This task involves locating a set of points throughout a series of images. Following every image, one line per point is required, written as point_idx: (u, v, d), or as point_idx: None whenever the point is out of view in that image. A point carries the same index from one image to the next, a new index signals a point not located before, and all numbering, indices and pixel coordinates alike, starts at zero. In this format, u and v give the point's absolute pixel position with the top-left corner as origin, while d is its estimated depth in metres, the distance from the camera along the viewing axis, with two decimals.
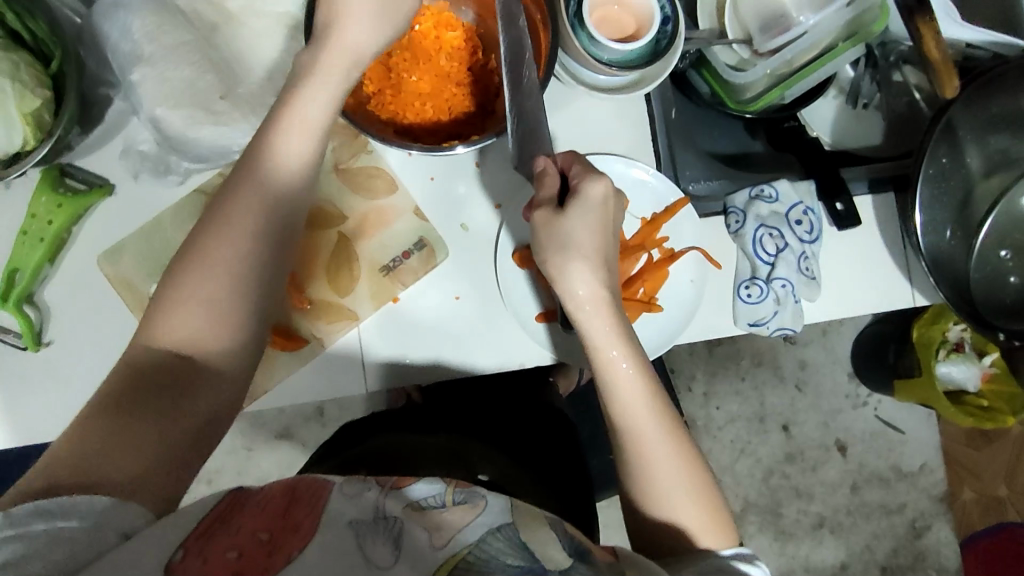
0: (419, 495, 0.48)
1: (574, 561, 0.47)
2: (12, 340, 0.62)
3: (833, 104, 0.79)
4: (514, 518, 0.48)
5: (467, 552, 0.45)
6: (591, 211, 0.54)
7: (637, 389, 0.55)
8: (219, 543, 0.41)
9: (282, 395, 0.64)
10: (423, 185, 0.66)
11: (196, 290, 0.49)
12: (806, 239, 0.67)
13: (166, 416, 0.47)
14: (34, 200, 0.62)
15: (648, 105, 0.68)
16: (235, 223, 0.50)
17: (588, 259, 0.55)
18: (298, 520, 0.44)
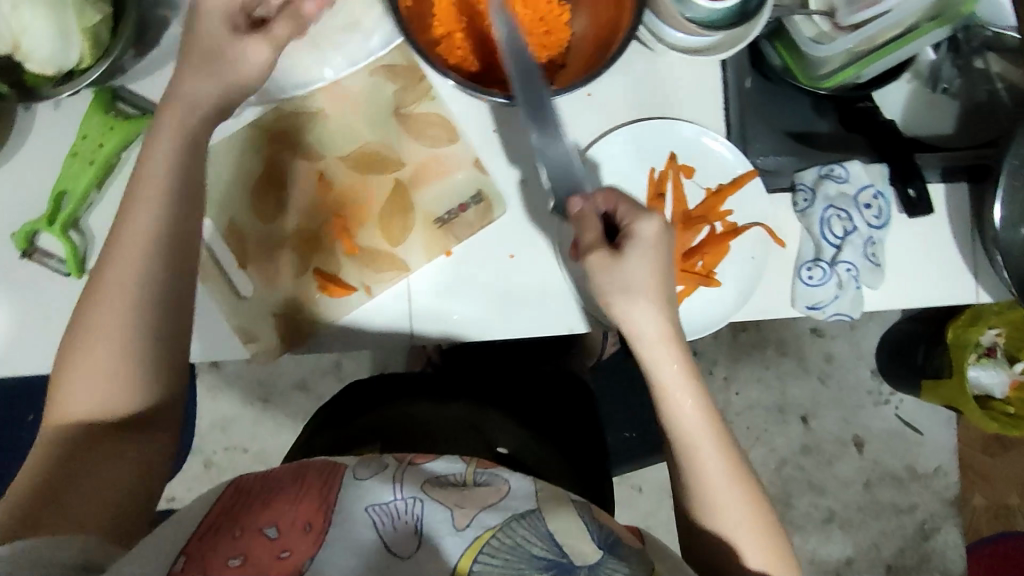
0: (439, 472, 0.49)
1: (605, 555, 0.45)
2: (55, 265, 0.60)
3: (907, 87, 0.75)
4: (541, 504, 0.47)
5: (490, 537, 0.44)
6: (645, 248, 0.53)
7: (700, 424, 0.54)
8: (220, 550, 0.42)
9: (330, 342, 0.63)
10: (485, 137, 0.64)
11: (96, 379, 0.48)
12: (874, 225, 0.65)
13: (100, 465, 0.48)
14: (86, 121, 0.60)
15: (722, 71, 0.65)
16: (111, 314, 0.48)
17: (651, 298, 0.54)
18: (303, 518, 0.43)
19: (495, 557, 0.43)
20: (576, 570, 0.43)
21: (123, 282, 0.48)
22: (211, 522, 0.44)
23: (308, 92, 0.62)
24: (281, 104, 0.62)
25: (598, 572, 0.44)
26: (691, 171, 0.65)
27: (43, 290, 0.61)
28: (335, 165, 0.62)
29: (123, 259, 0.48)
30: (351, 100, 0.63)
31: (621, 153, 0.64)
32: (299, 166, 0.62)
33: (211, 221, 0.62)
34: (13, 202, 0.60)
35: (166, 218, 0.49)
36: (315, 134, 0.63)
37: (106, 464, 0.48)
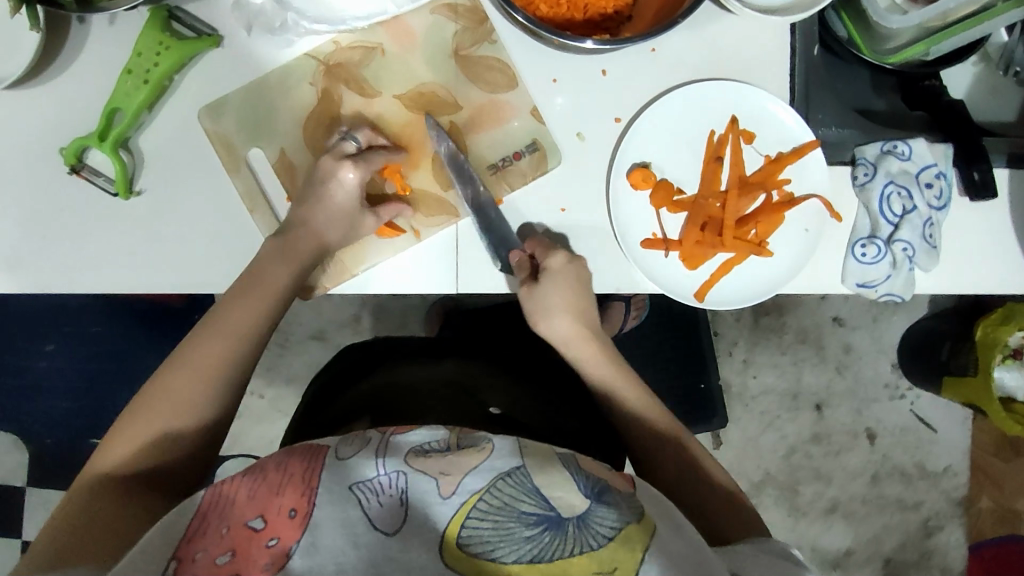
0: (421, 442, 0.48)
1: (594, 502, 0.44)
2: (103, 184, 0.59)
3: (970, 70, 0.74)
4: (525, 460, 0.46)
5: (478, 500, 0.42)
6: (558, 278, 0.59)
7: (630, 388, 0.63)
8: (207, 549, 0.41)
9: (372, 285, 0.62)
10: (544, 87, 0.62)
11: (169, 396, 0.55)
12: (935, 206, 0.64)
13: (131, 491, 0.52)
14: (140, 38, 0.58)
15: (791, 37, 0.63)
16: (217, 341, 0.57)
17: (564, 313, 0.62)
18: (287, 505, 0.43)
19: (483, 520, 0.42)
20: (564, 524, 0.42)
21: (196, 388, 0.55)
22: (192, 525, 0.43)
23: (368, 26, 0.61)
24: (340, 36, 0.61)
25: (586, 521, 0.42)
26: (751, 137, 0.63)
27: (86, 209, 0.60)
28: (389, 105, 0.62)
29: (193, 370, 0.55)
30: (411, 38, 0.62)
31: (680, 112, 0.62)
32: (353, 103, 0.62)
33: (263, 152, 0.62)
34: (60, 116, 0.59)
35: (256, 304, 0.58)
36: (372, 70, 0.61)
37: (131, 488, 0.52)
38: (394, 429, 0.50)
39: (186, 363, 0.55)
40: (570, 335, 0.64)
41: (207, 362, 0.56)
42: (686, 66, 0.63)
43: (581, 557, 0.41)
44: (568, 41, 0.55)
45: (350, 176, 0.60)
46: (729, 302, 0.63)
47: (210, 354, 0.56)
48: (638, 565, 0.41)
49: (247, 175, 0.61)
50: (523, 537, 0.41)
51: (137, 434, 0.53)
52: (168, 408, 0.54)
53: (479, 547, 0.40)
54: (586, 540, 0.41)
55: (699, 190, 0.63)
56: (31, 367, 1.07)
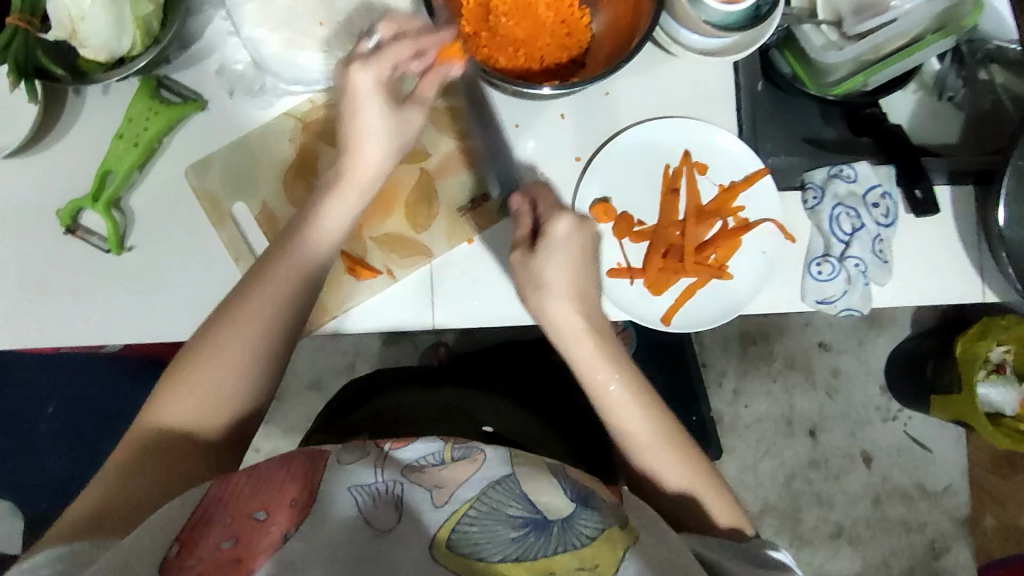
0: (415, 457, 0.49)
1: (578, 507, 0.47)
2: (97, 242, 0.63)
3: (912, 98, 0.78)
4: (515, 469, 0.48)
5: (469, 507, 0.45)
6: (563, 249, 0.55)
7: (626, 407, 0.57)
8: (212, 532, 0.43)
9: (355, 323, 0.65)
10: (508, 132, 0.66)
11: (217, 371, 0.52)
12: (883, 223, 0.67)
13: (149, 466, 0.51)
14: (132, 105, 0.62)
15: (734, 74, 0.68)
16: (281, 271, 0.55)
17: (567, 296, 0.56)
18: (289, 497, 0.45)
19: (473, 525, 0.44)
20: (549, 525, 0.45)
21: (238, 372, 0.53)
22: (198, 509, 0.45)
23: None
24: (316, 96, 0.66)
25: (571, 523, 0.45)
26: (704, 168, 0.67)
27: (82, 267, 0.64)
28: None
29: (242, 327, 0.53)
30: None
31: (636, 149, 0.67)
32: (331, 157, 0.66)
33: (247, 206, 0.66)
34: (57, 182, 0.64)
35: (278, 294, 0.54)
36: (346, 125, 0.66)
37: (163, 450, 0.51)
38: (391, 443, 0.50)
39: (230, 336, 0.52)
40: (566, 321, 0.57)
41: (256, 327, 0.53)
42: (639, 107, 0.67)
43: (564, 555, 0.44)
44: (524, 88, 0.59)
45: (378, 120, 0.57)
46: (693, 325, 0.66)
47: (260, 298, 0.54)
48: (618, 562, 0.45)
49: (232, 228, 0.65)
50: (509, 539, 0.44)
51: (206, 375, 0.52)
52: (213, 387, 0.52)
53: (469, 546, 0.43)
54: (569, 540, 0.44)
55: (659, 221, 0.67)
56: (31, 431, 1.09)
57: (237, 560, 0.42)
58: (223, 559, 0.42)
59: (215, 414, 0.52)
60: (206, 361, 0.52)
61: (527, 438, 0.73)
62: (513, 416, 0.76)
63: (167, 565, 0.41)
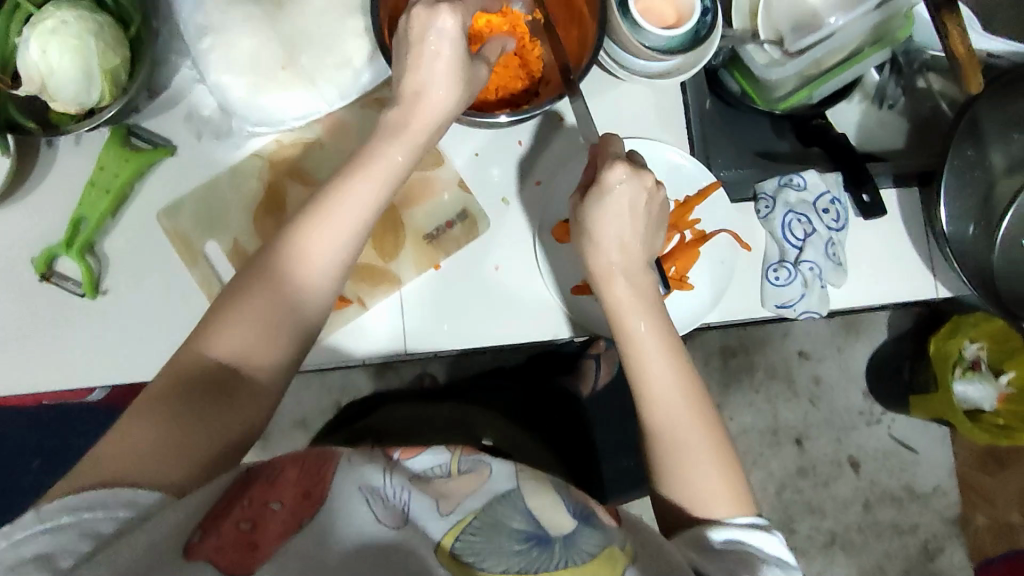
0: (423, 468, 0.51)
1: (579, 523, 0.49)
2: (72, 287, 0.65)
3: (857, 108, 0.82)
4: (520, 483, 0.50)
5: (473, 518, 0.47)
6: (613, 198, 0.57)
7: (659, 357, 0.57)
8: (232, 514, 0.44)
9: (326, 353, 0.66)
10: (468, 160, 0.69)
11: (253, 319, 0.51)
12: (834, 228, 0.70)
13: (203, 423, 0.48)
14: (103, 154, 0.65)
15: (683, 93, 0.72)
16: (257, 302, 0.52)
17: (608, 245, 0.59)
18: (299, 488, 0.46)
19: (475, 534, 0.47)
20: (551, 540, 0.47)
21: (259, 332, 0.51)
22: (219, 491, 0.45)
23: (305, 124, 0.68)
24: (281, 135, 0.69)
25: (572, 541, 0.47)
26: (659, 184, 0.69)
27: (58, 315, 0.65)
28: None
29: (271, 285, 0.52)
30: (347, 131, 0.69)
31: None
32: (297, 192, 0.68)
33: (218, 244, 0.67)
34: (31, 233, 0.65)
35: (269, 300, 0.52)
36: (312, 162, 0.68)
37: (208, 412, 0.49)
38: (400, 453, 0.52)
39: (250, 316, 0.51)
40: (610, 268, 0.59)
41: (254, 319, 0.51)
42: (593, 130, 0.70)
43: (566, 570, 0.46)
44: (485, 117, 0.62)
45: (450, 23, 0.55)
46: None
47: (250, 307, 0.52)
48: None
49: (204, 266, 0.67)
50: (512, 550, 0.46)
51: (238, 325, 0.51)
52: (243, 333, 0.51)
53: (473, 556, 0.46)
54: (571, 556, 0.46)
55: None
56: None
57: (255, 543, 0.43)
58: (242, 540, 0.42)
59: (249, 355, 0.51)
60: (233, 314, 0.51)
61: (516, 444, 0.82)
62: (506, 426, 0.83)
63: (190, 546, 0.41)
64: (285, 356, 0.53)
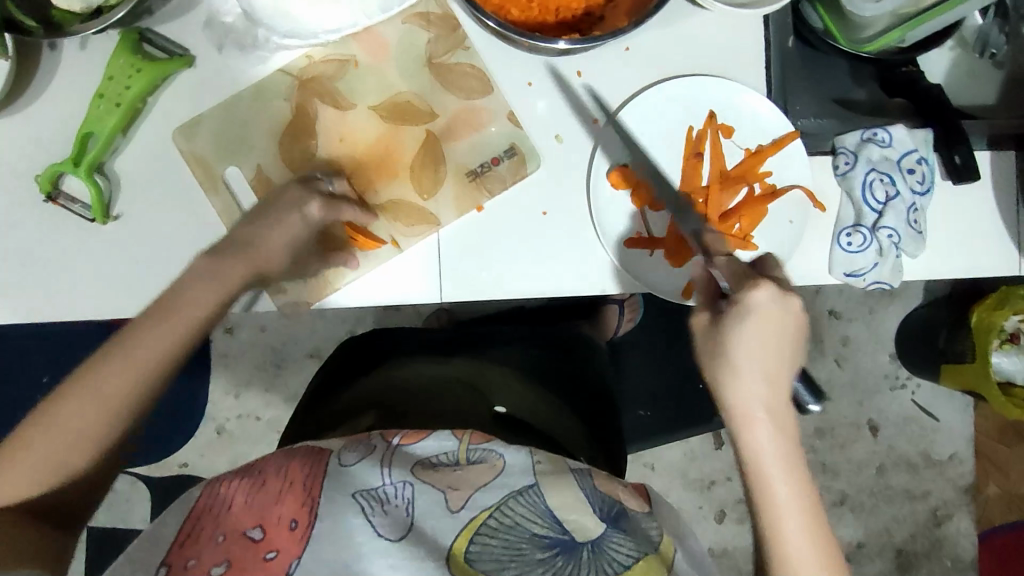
0: (429, 453, 0.50)
1: (610, 528, 0.46)
2: (80, 210, 0.59)
3: (948, 55, 0.74)
4: (537, 479, 0.47)
5: (487, 518, 0.45)
6: (758, 314, 0.52)
7: (757, 411, 0.53)
8: (203, 557, 0.41)
9: (353, 297, 0.62)
10: (519, 91, 0.62)
11: (64, 438, 0.48)
12: (918, 191, 0.64)
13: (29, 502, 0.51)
14: (112, 62, 0.57)
15: (765, 29, 0.63)
16: (111, 368, 0.49)
17: (755, 355, 0.53)
18: (287, 515, 0.43)
19: (494, 537, 0.44)
20: (578, 548, 0.44)
21: (81, 437, 0.49)
22: (186, 530, 0.43)
23: (340, 39, 0.61)
24: (312, 50, 0.61)
25: (602, 546, 0.44)
26: (730, 131, 0.63)
27: (62, 237, 0.60)
28: (364, 116, 0.61)
29: (99, 407, 0.49)
30: (384, 50, 0.62)
31: (659, 109, 0.62)
32: (329, 117, 0.61)
33: (240, 170, 0.61)
34: (31, 143, 0.59)
35: (173, 330, 0.51)
36: (346, 84, 0.61)
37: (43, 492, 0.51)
38: (400, 437, 0.51)
39: (87, 394, 0.49)
40: (764, 378, 0.53)
41: (84, 418, 0.49)
42: (659, 64, 0.63)
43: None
44: (538, 42, 0.54)
45: (314, 209, 0.58)
46: None
47: (83, 409, 0.49)
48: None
49: (225, 194, 0.61)
50: (536, 560, 0.43)
51: (67, 420, 0.48)
52: (52, 455, 0.49)
53: (491, 565, 0.42)
54: (602, 565, 0.43)
55: (681, 187, 0.62)
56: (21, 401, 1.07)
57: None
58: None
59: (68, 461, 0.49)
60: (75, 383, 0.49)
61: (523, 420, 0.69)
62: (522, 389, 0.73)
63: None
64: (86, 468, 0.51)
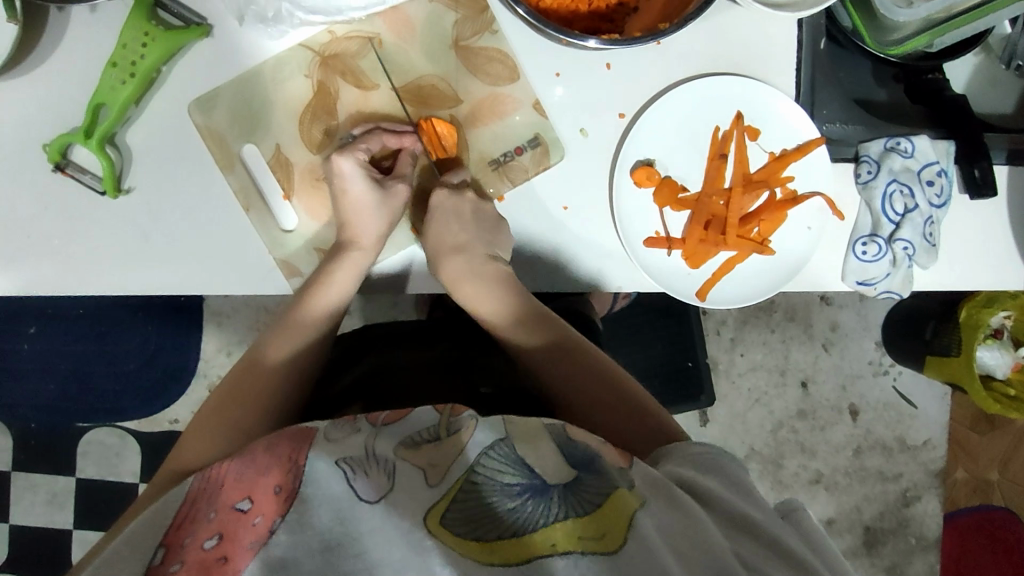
0: (411, 430, 0.50)
1: (582, 473, 0.46)
2: (90, 181, 0.57)
3: (970, 63, 0.75)
4: (510, 434, 0.48)
5: (464, 479, 0.44)
6: (442, 211, 0.60)
7: (485, 297, 0.62)
8: (196, 533, 0.44)
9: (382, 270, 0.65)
10: (547, 80, 0.61)
11: (246, 377, 0.60)
12: (935, 204, 0.64)
13: (188, 452, 0.56)
14: (126, 27, 0.55)
15: (798, 31, 0.62)
16: (284, 332, 0.61)
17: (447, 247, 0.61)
18: (272, 484, 0.45)
19: (469, 496, 0.43)
20: (549, 490, 0.44)
21: (255, 376, 0.60)
22: (183, 512, 0.46)
23: (365, 16, 0.59)
24: (335, 25, 0.59)
25: (570, 488, 0.44)
26: (756, 133, 0.62)
27: (69, 206, 0.58)
28: (387, 98, 0.60)
29: (275, 344, 0.61)
30: (409, 27, 0.59)
31: (688, 106, 0.61)
32: (349, 97, 0.60)
33: (257, 148, 0.59)
34: (37, 106, 0.57)
35: (299, 311, 0.61)
36: (370, 62, 0.59)
37: (194, 438, 0.57)
38: (384, 416, 0.51)
39: (276, 332, 0.61)
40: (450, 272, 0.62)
41: (270, 358, 0.60)
42: (687, 60, 0.62)
43: (565, 521, 0.43)
44: (573, 39, 0.54)
45: (346, 166, 0.58)
46: (728, 301, 0.63)
47: (274, 347, 0.61)
48: (623, 531, 0.43)
49: (241, 172, 0.59)
50: (507, 509, 0.43)
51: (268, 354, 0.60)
52: (232, 387, 0.59)
53: (467, 521, 0.42)
54: (572, 506, 0.43)
55: (703, 187, 0.62)
56: (14, 350, 1.07)
57: (223, 558, 0.41)
58: (209, 559, 0.41)
59: (235, 409, 0.58)
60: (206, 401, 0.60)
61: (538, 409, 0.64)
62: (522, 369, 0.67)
63: (151, 574, 0.42)
64: (230, 425, 0.57)
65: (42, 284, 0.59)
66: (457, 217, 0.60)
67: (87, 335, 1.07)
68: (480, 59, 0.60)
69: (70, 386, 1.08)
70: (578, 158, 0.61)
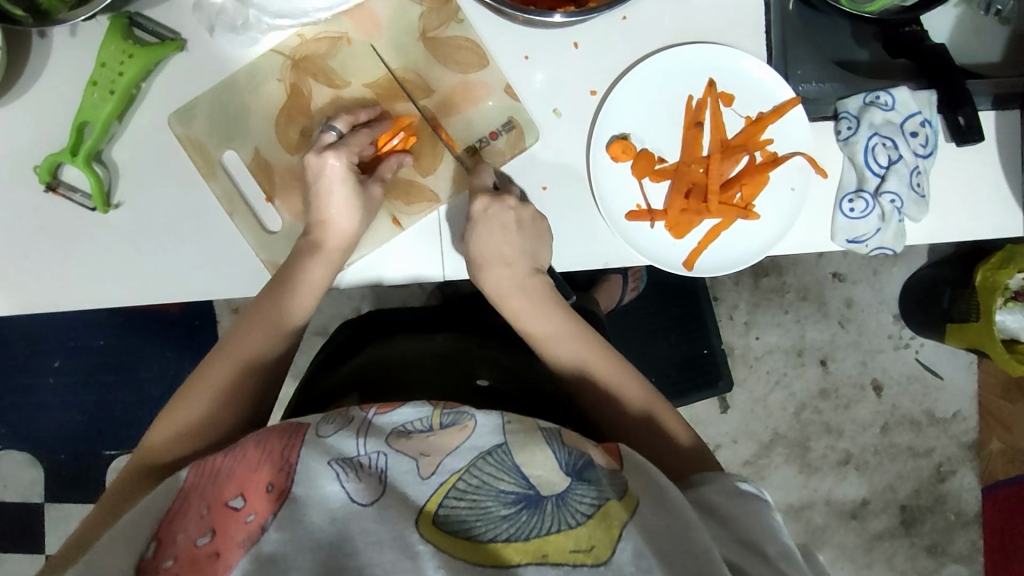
0: (403, 422, 0.47)
1: (573, 480, 0.43)
2: (81, 200, 0.59)
3: (952, 13, 0.74)
4: (507, 437, 0.45)
5: (453, 486, 0.42)
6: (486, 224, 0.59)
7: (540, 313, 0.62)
8: (186, 528, 0.41)
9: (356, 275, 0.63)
10: (517, 64, 0.61)
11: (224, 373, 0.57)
12: (921, 154, 0.63)
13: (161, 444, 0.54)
14: (103, 48, 0.56)
15: None
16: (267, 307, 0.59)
17: (497, 266, 0.61)
18: (264, 479, 0.42)
19: (461, 500, 0.41)
20: (543, 501, 0.42)
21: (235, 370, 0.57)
22: (175, 504, 0.43)
23: (332, 16, 0.60)
24: (304, 28, 0.60)
25: (565, 499, 0.41)
26: (730, 99, 0.62)
27: (64, 227, 0.60)
28: (359, 94, 0.61)
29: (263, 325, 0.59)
30: (377, 24, 0.61)
31: (658, 77, 0.61)
32: (322, 96, 0.61)
33: (237, 153, 0.61)
34: (28, 132, 0.59)
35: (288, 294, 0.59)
36: (339, 61, 0.61)
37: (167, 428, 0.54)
38: (376, 409, 0.49)
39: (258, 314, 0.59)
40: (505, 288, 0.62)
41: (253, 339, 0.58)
42: (654, 33, 0.62)
43: (557, 533, 0.40)
44: (533, 16, 0.54)
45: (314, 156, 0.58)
46: (716, 268, 0.63)
47: (259, 331, 0.59)
48: (615, 543, 0.41)
49: (224, 179, 0.61)
50: (499, 516, 0.40)
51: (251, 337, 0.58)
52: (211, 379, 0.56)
53: (456, 524, 0.40)
54: (564, 518, 0.41)
55: (682, 157, 0.62)
56: (39, 384, 1.10)
57: (215, 554, 0.40)
58: (201, 555, 0.40)
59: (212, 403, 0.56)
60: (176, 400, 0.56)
61: (534, 393, 0.65)
62: (510, 360, 0.67)
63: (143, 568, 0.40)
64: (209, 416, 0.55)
65: (45, 305, 0.61)
66: (506, 230, 0.59)
67: (107, 364, 1.10)
68: (450, 49, 0.61)
69: (95, 414, 1.11)
70: (554, 140, 0.62)
